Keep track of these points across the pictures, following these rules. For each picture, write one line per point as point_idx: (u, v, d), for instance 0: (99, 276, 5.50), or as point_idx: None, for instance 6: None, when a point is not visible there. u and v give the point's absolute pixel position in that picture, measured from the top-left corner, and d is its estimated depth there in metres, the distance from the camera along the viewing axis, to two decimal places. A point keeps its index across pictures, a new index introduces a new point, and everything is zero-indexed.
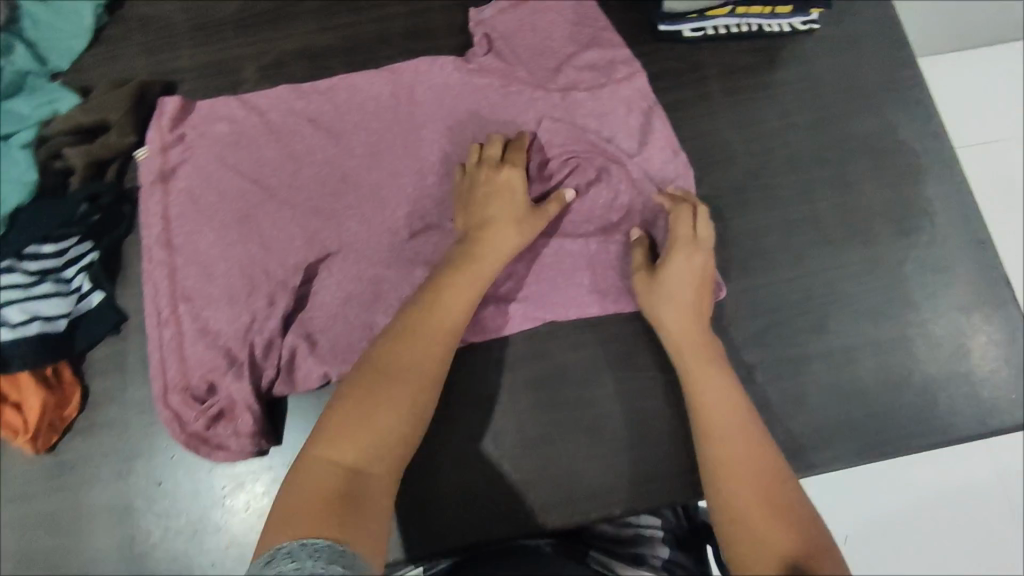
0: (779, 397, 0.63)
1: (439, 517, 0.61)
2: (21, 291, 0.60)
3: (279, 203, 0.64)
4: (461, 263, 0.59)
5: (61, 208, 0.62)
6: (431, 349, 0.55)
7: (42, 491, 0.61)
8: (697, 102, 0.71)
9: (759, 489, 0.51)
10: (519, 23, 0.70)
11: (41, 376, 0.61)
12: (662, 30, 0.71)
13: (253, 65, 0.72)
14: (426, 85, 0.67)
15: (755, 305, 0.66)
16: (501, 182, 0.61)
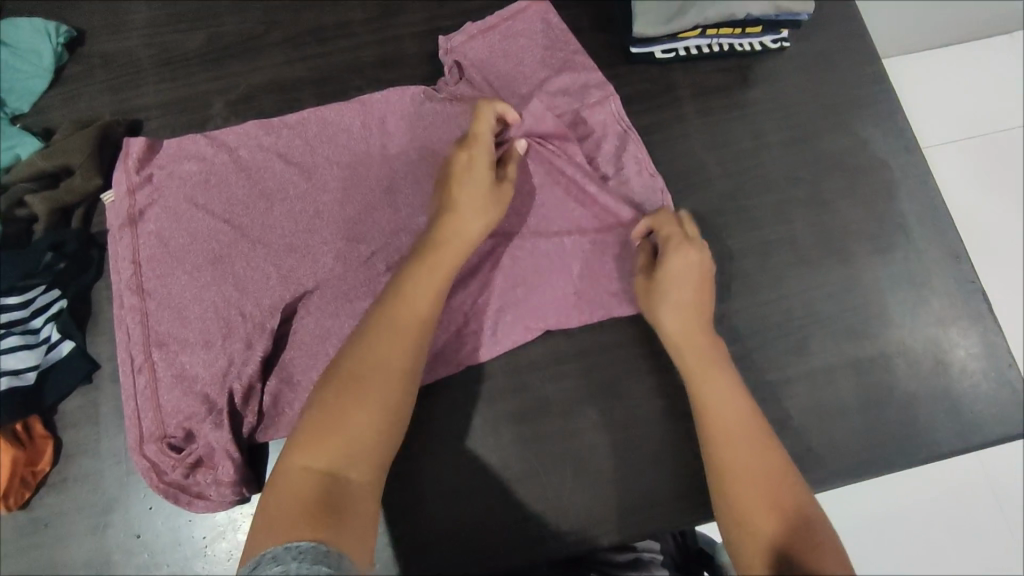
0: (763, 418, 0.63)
1: (424, 557, 0.60)
2: None
3: (252, 242, 0.63)
4: (426, 253, 0.57)
5: (24, 258, 0.59)
6: (401, 344, 0.53)
7: (12, 551, 0.58)
8: (671, 123, 0.71)
9: (762, 478, 0.51)
10: (490, 49, 0.70)
11: (11, 433, 0.58)
12: (634, 52, 0.71)
13: (222, 100, 0.71)
14: (398, 115, 0.67)
15: (737, 327, 0.65)
16: (464, 165, 0.59)
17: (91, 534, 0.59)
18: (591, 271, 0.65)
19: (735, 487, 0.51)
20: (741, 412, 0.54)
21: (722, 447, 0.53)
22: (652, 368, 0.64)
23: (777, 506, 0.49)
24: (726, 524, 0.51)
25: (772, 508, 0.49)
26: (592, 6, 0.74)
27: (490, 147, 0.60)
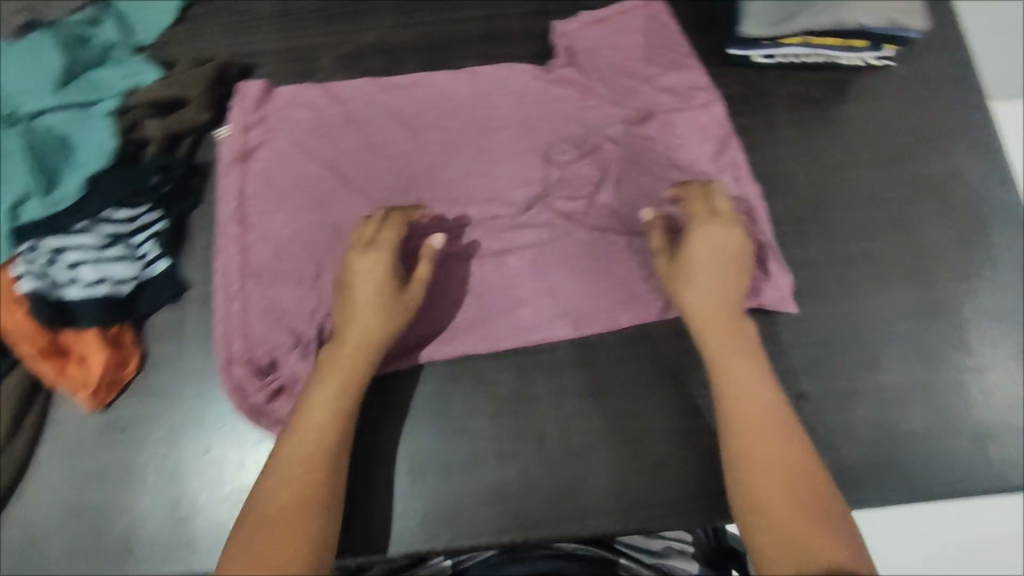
0: (822, 427, 0.63)
1: (471, 512, 0.60)
2: (92, 252, 0.59)
3: (353, 191, 0.67)
4: (324, 373, 0.57)
5: (134, 177, 0.62)
6: (308, 471, 0.53)
7: (92, 446, 0.60)
8: (764, 128, 0.72)
9: (792, 478, 0.52)
10: (600, 39, 0.74)
11: (107, 335, 0.60)
12: (731, 54, 0.73)
13: (331, 54, 0.74)
14: (506, 91, 0.72)
15: (807, 336, 0.65)
16: (362, 273, 0.59)
17: (168, 445, 0.61)
18: None
19: (760, 488, 0.53)
20: (771, 406, 0.56)
21: (749, 443, 0.54)
22: None
23: (807, 506, 0.51)
24: (750, 522, 0.52)
25: (804, 511, 0.51)
26: (698, 10, 0.77)
27: (390, 252, 0.59)
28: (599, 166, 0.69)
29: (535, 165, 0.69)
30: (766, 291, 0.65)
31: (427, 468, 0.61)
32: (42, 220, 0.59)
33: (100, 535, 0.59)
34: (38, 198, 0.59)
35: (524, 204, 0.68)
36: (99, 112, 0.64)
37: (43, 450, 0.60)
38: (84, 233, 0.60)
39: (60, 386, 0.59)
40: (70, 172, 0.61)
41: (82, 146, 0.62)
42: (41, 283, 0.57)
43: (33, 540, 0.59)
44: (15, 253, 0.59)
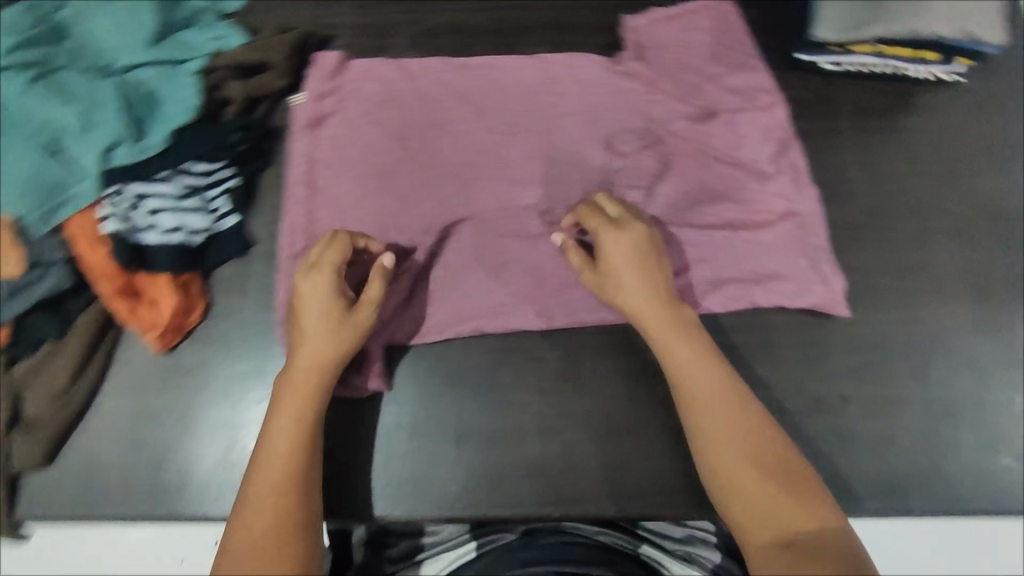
0: (867, 433, 0.64)
1: (513, 485, 0.62)
2: (171, 201, 0.62)
3: (418, 164, 0.69)
4: (278, 398, 0.57)
5: (215, 133, 0.65)
6: (279, 499, 0.53)
7: (156, 387, 0.63)
8: (827, 135, 0.72)
9: (752, 448, 0.54)
10: (669, 35, 0.75)
11: (177, 281, 0.62)
12: (797, 58, 0.73)
13: (405, 32, 0.76)
14: (573, 79, 0.73)
15: (857, 342, 0.66)
16: (308, 297, 0.58)
17: (228, 393, 0.63)
18: (723, 253, 0.68)
19: (733, 471, 0.54)
20: (719, 381, 0.57)
21: (708, 428, 0.56)
22: (767, 358, 0.66)
23: (771, 473, 0.53)
24: (725, 504, 0.54)
25: (770, 480, 0.53)
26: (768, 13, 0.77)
27: (333, 272, 0.59)
28: (660, 159, 0.71)
29: (597, 153, 0.71)
30: (817, 293, 0.66)
31: (471, 437, 0.63)
32: (130, 164, 0.62)
33: (159, 472, 0.61)
34: (129, 143, 0.62)
35: (584, 190, 0.69)
36: (186, 70, 0.67)
37: (111, 386, 0.63)
38: (164, 182, 0.62)
39: (130, 326, 0.61)
40: (157, 123, 0.64)
41: (169, 100, 0.65)
42: (121, 225, 0.60)
43: (96, 472, 0.61)
44: (100, 194, 0.61)
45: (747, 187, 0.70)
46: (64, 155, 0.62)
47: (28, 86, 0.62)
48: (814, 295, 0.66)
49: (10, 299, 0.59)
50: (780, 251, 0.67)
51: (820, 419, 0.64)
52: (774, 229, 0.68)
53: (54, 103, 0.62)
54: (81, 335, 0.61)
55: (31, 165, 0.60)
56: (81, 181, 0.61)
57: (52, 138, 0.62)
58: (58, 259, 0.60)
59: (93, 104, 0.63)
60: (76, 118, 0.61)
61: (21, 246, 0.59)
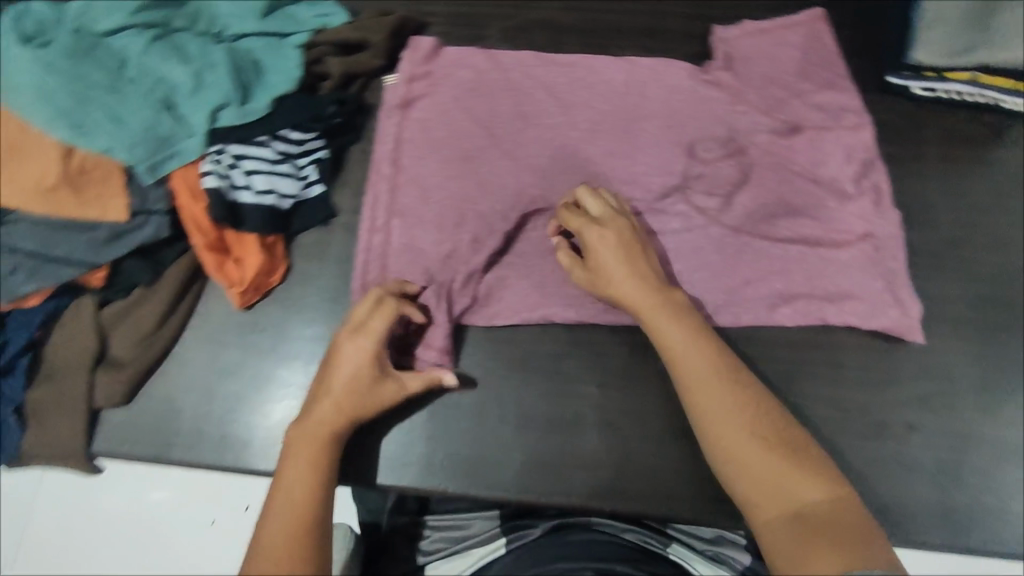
0: (934, 463, 0.64)
1: (568, 475, 0.64)
2: (267, 164, 0.65)
3: (501, 152, 0.70)
4: (295, 446, 0.57)
5: (313, 104, 0.68)
6: (296, 545, 0.51)
7: (234, 342, 0.69)
8: (912, 160, 0.73)
9: (751, 421, 0.54)
10: (759, 48, 0.75)
11: (265, 241, 0.67)
12: (889, 82, 0.73)
13: (499, 25, 0.79)
14: (658, 83, 0.74)
15: (938, 369, 0.67)
16: (349, 359, 0.59)
17: (300, 356, 0.68)
18: (799, 268, 0.67)
19: (736, 447, 0.54)
20: (714, 357, 0.57)
21: (704, 406, 0.56)
22: (833, 378, 0.66)
23: (773, 444, 0.53)
24: (730, 480, 0.54)
25: (772, 451, 0.53)
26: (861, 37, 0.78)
27: (379, 338, 0.60)
28: (741, 169, 0.71)
29: (677, 157, 0.71)
30: (890, 318, 0.66)
31: (533, 423, 0.65)
32: (235, 125, 0.65)
33: (227, 423, 0.67)
34: (236, 105, 0.65)
35: (661, 192, 0.70)
36: (291, 42, 0.71)
37: (189, 338, 0.69)
38: (262, 147, 0.66)
39: (217, 280, 0.65)
40: (262, 90, 0.67)
41: (274, 70, 0.69)
42: (221, 182, 0.63)
43: (169, 415, 0.67)
44: (204, 151, 0.65)
45: (825, 205, 0.69)
46: (176, 113, 0.65)
47: (148, 44, 0.65)
48: (889, 318, 0.66)
49: (113, 243, 0.63)
50: (854, 271, 0.67)
51: (882, 444, 0.64)
52: (851, 249, 0.68)
53: (171, 63, 0.65)
54: (168, 286, 0.67)
55: (147, 116, 0.63)
56: (189, 137, 0.64)
57: (166, 95, 0.65)
58: (158, 210, 0.64)
59: (207, 67, 0.66)
60: (191, 78, 0.65)
61: (128, 195, 0.63)
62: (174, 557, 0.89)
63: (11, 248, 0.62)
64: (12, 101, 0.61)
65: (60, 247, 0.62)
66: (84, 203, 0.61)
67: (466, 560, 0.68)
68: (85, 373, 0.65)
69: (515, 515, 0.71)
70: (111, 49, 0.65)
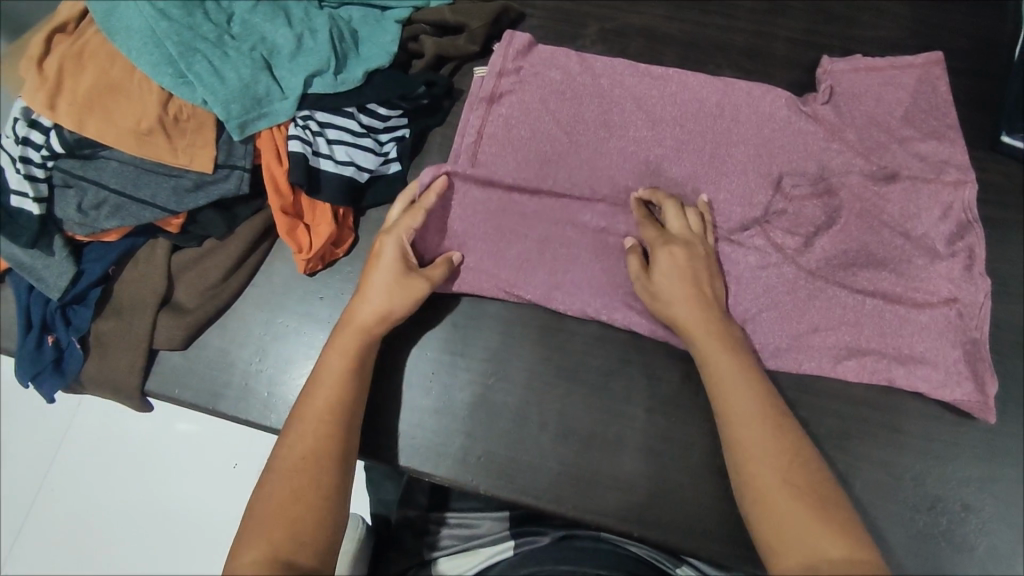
0: (988, 550, 0.61)
1: (601, 492, 0.64)
2: (351, 136, 0.69)
3: (581, 160, 0.71)
4: (332, 339, 0.62)
5: (405, 84, 0.71)
6: (325, 426, 0.56)
7: (294, 304, 0.72)
8: (1011, 231, 0.71)
9: (789, 467, 0.52)
10: (863, 87, 0.72)
11: (336, 214, 0.70)
12: (1005, 142, 0.73)
13: (597, 25, 0.81)
14: (752, 109, 0.72)
15: (1006, 451, 0.64)
16: (383, 256, 0.63)
17: None
18: (871, 322, 0.65)
19: (772, 489, 0.51)
20: (758, 396, 0.56)
21: (744, 447, 0.54)
22: (894, 443, 0.64)
23: (804, 494, 0.51)
24: (756, 520, 0.51)
25: (800, 497, 0.50)
26: (973, 97, 0.76)
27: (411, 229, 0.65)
28: (828, 211, 0.68)
29: (762, 189, 0.69)
30: (963, 391, 0.63)
31: (573, 436, 0.65)
32: (329, 93, 0.69)
33: (275, 383, 0.70)
34: (331, 74, 0.69)
35: (741, 224, 0.69)
36: (392, 17, 0.75)
37: (250, 293, 0.73)
38: (350, 118, 0.70)
39: (287, 244, 0.68)
40: (357, 61, 0.71)
41: (371, 42, 0.73)
42: (305, 147, 0.66)
43: (223, 366, 0.71)
44: (294, 115, 0.68)
45: (913, 261, 0.66)
46: (273, 73, 0.69)
47: (257, 3, 0.72)
48: (961, 392, 0.63)
49: (194, 192, 0.67)
50: (931, 336, 0.64)
51: (935, 520, 0.62)
52: (933, 312, 0.65)
53: (276, 24, 0.71)
54: (241, 239, 0.70)
55: (245, 74, 0.67)
56: (283, 100, 0.68)
57: (266, 55, 0.70)
58: (240, 165, 0.68)
59: (308, 32, 0.71)
60: (292, 41, 0.70)
61: (216, 146, 0.67)
62: (197, 496, 0.92)
63: (99, 184, 0.66)
64: (121, 42, 0.66)
65: (145, 190, 0.66)
66: (174, 150, 0.66)
67: (473, 557, 0.68)
68: (149, 313, 0.69)
69: (524, 522, 0.72)
70: (221, 2, 0.72)
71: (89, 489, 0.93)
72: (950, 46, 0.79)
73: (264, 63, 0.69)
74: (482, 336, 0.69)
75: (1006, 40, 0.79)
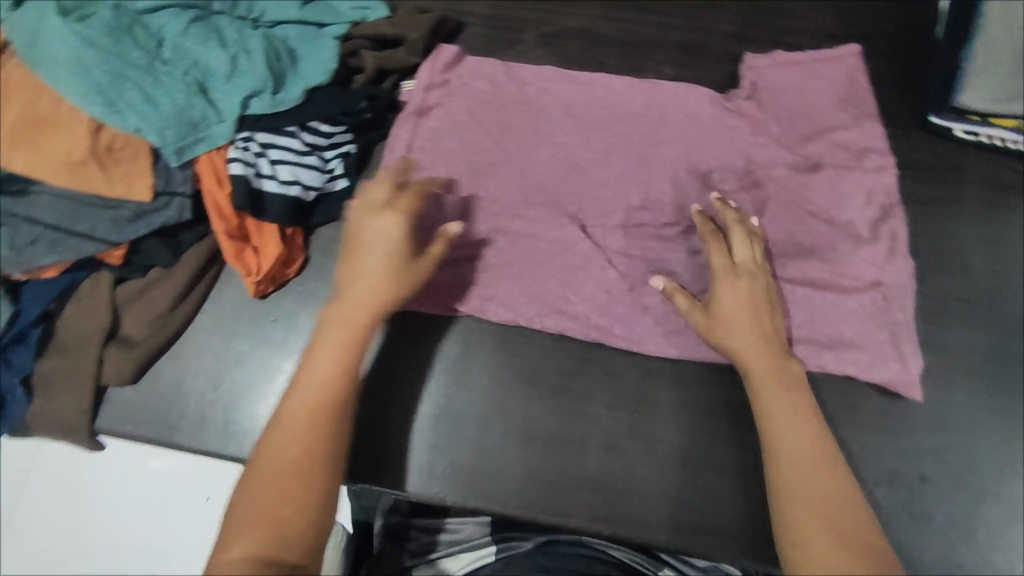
0: (944, 520, 0.63)
1: (563, 494, 0.65)
2: (294, 155, 0.70)
3: (514, 168, 0.73)
4: (322, 328, 0.62)
5: (346, 99, 0.73)
6: (314, 428, 0.57)
7: (246, 329, 0.73)
8: (941, 203, 0.73)
9: (834, 514, 0.53)
10: (782, 81, 0.74)
11: (284, 234, 0.72)
12: (932, 121, 0.75)
13: (536, 30, 0.83)
14: (678, 108, 0.74)
15: (944, 418, 0.66)
16: (381, 233, 0.63)
17: None
18: (802, 309, 0.67)
19: (813, 535, 0.53)
20: (815, 443, 0.57)
21: (793, 489, 0.55)
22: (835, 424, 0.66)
23: (846, 544, 0.52)
24: (789, 560, 0.53)
25: (846, 548, 0.52)
26: (895, 77, 0.79)
27: (407, 215, 0.64)
28: (755, 204, 0.70)
29: (692, 185, 0.71)
30: (891, 371, 0.65)
31: (536, 440, 0.67)
32: (267, 114, 0.70)
33: (231, 411, 0.70)
34: (268, 93, 0.70)
35: (672, 219, 0.70)
36: (329, 34, 0.76)
37: (199, 322, 0.74)
38: (292, 137, 0.71)
39: (235, 267, 0.70)
40: (296, 79, 0.72)
41: (309, 60, 0.74)
42: (246, 170, 0.68)
43: (176, 397, 0.71)
44: (232, 137, 0.70)
45: (838, 247, 0.69)
46: (208, 97, 0.70)
47: (186, 27, 0.71)
48: (889, 371, 0.65)
49: (135, 221, 0.67)
50: (859, 319, 0.66)
51: (895, 492, 0.64)
52: (859, 296, 0.67)
53: (208, 46, 0.70)
54: (186, 266, 0.71)
55: (179, 99, 0.67)
56: (221, 122, 0.69)
57: (200, 78, 0.70)
58: (180, 191, 0.69)
59: (242, 52, 0.71)
60: (225, 63, 0.70)
61: (153, 173, 0.67)
62: (167, 533, 0.92)
63: (33, 220, 0.66)
64: (47, 73, 0.65)
65: (83, 223, 0.66)
66: (108, 180, 0.66)
67: (456, 562, 0.69)
68: (96, 347, 0.69)
69: (506, 527, 0.72)
70: (151, 28, 0.71)
71: (61, 533, 0.93)
72: (870, 30, 0.81)
73: (198, 87, 0.69)
74: (439, 347, 0.70)
75: (923, 19, 0.81)
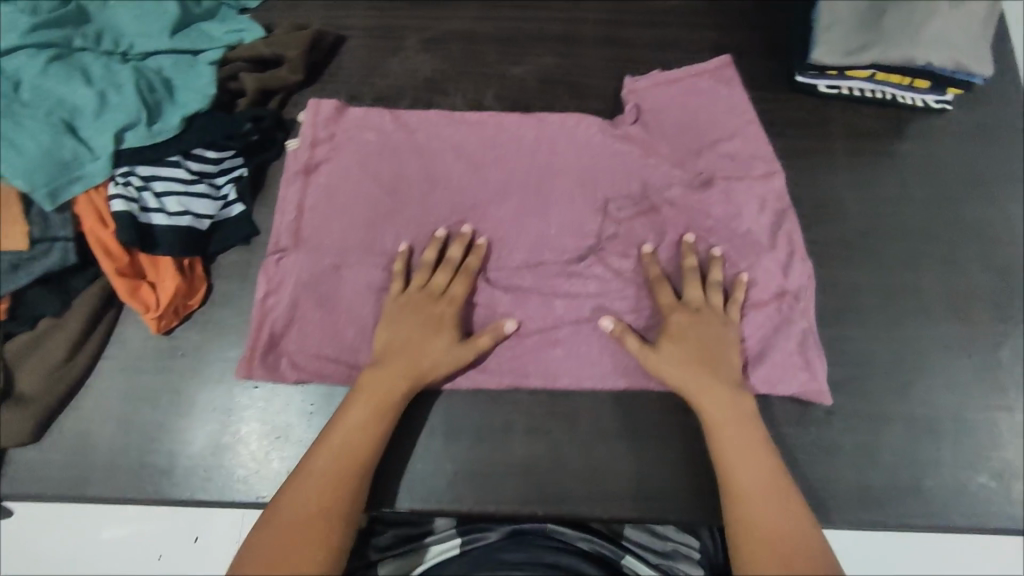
0: (848, 448, 0.67)
1: (496, 486, 0.65)
2: (181, 184, 0.67)
3: (410, 210, 0.71)
4: (361, 385, 0.62)
5: (231, 122, 0.69)
6: (337, 482, 0.58)
7: (151, 368, 0.69)
8: (820, 153, 0.76)
9: (786, 547, 0.55)
10: (665, 98, 0.75)
11: (180, 263, 0.68)
12: (799, 81, 0.77)
13: (416, 36, 0.80)
14: (569, 138, 0.73)
15: (842, 357, 0.70)
16: (438, 316, 0.65)
17: (224, 378, 0.69)
18: None
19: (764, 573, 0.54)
20: (769, 473, 0.59)
21: (748, 523, 0.57)
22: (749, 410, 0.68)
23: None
24: None
25: None
26: (767, 46, 0.80)
27: (460, 302, 0.65)
28: (654, 228, 0.71)
29: (591, 218, 0.71)
30: (800, 381, 0.68)
31: (462, 434, 0.67)
32: (145, 146, 0.66)
33: (147, 451, 0.67)
34: (144, 125, 0.66)
35: (576, 254, 0.70)
36: (203, 60, 0.72)
37: (102, 367, 0.69)
38: (176, 166, 0.68)
39: (132, 305, 0.66)
40: (173, 107, 0.69)
41: (185, 87, 0.70)
42: (130, 205, 0.64)
43: (84, 449, 0.67)
44: (111, 172, 0.65)
45: (734, 253, 0.70)
46: (78, 136, 0.65)
47: (46, 66, 0.66)
48: (796, 381, 0.68)
49: (13, 274, 0.62)
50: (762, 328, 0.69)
51: (805, 429, 0.68)
52: (764, 309, 0.69)
53: (73, 84, 0.66)
54: (77, 315, 0.66)
55: (45, 139, 0.63)
56: (95, 159, 0.64)
57: (67, 117, 0.65)
58: (62, 236, 0.63)
59: (111, 87, 0.67)
60: (93, 99, 0.66)
61: (28, 221, 0.62)
62: None
63: None
64: None
65: None
66: None
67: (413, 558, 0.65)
68: None
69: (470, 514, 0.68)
70: (5, 72, 0.66)
71: None
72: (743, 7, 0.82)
73: (65, 126, 0.65)
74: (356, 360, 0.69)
75: None
